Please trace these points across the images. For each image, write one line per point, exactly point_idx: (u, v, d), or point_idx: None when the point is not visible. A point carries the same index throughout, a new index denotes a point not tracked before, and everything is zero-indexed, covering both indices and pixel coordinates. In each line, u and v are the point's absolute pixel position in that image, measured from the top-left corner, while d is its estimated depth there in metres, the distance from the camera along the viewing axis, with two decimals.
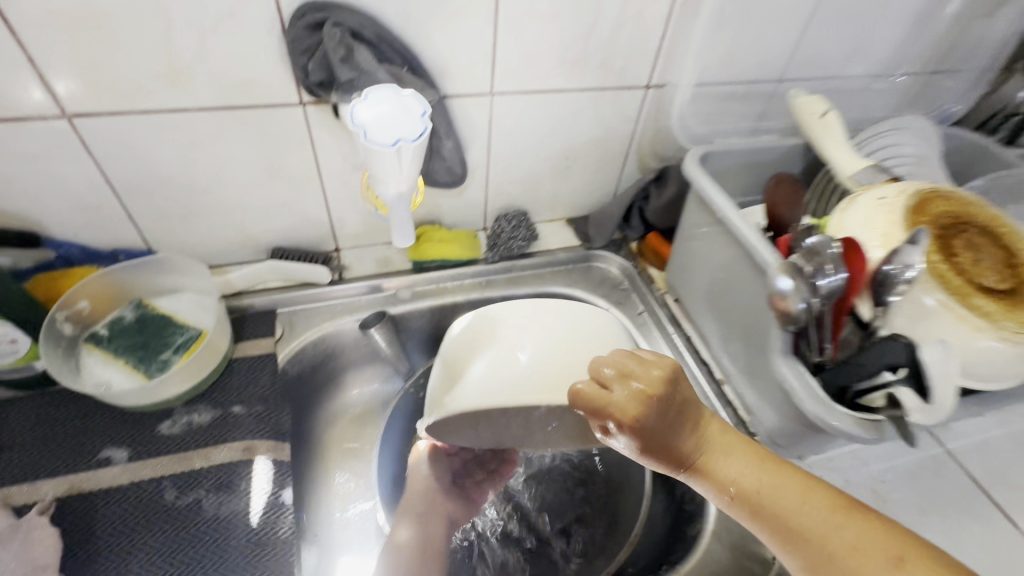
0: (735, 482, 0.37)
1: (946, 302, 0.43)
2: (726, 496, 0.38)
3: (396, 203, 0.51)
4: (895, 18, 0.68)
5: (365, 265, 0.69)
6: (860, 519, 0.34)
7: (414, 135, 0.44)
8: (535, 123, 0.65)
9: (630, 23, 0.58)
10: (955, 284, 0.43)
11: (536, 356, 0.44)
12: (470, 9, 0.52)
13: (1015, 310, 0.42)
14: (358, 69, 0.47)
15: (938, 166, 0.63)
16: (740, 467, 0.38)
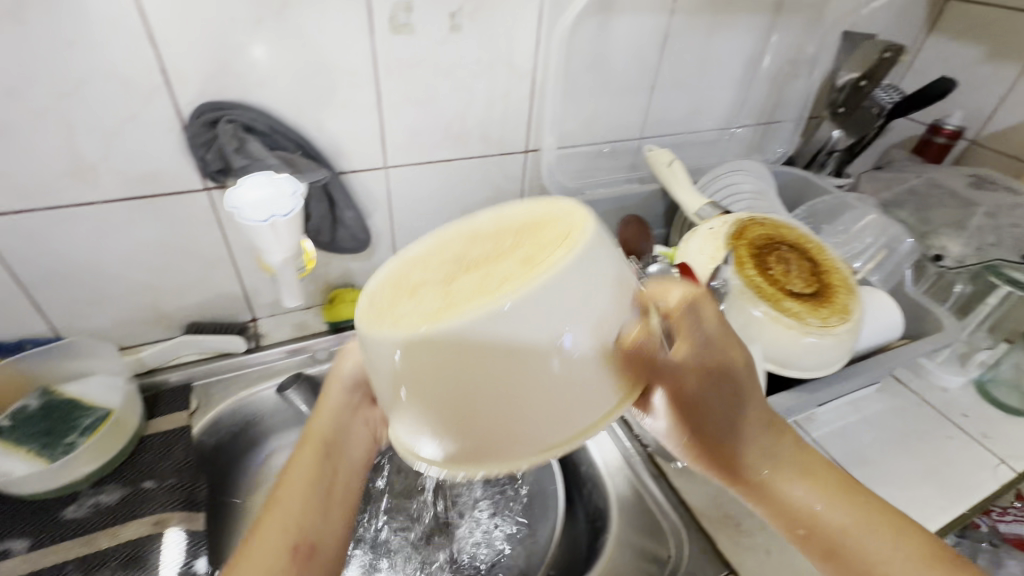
0: (808, 511, 0.38)
1: (767, 309, 0.52)
2: (801, 525, 0.39)
3: (283, 268, 0.59)
4: (721, 84, 0.83)
5: (282, 331, 0.73)
6: (948, 570, 0.35)
7: (283, 210, 0.53)
8: (431, 189, 0.73)
9: (499, 102, 0.69)
10: (766, 290, 0.53)
11: (532, 356, 0.28)
12: (355, 100, 0.60)
13: (818, 309, 0.52)
14: (250, 158, 0.54)
15: (771, 198, 0.75)
16: (811, 498, 0.38)
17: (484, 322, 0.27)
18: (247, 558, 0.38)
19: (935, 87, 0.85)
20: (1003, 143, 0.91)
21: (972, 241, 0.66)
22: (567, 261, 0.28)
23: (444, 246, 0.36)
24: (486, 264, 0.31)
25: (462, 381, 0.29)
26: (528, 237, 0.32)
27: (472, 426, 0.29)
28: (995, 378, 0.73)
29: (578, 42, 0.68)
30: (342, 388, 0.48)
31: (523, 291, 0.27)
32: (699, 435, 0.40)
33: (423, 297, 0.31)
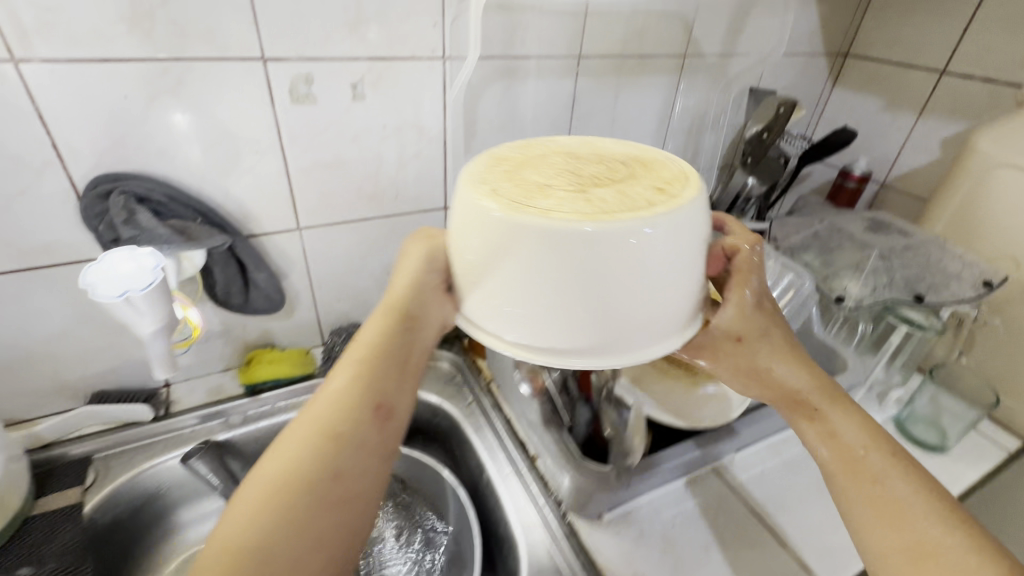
0: (854, 440, 0.47)
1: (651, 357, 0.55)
2: (832, 441, 0.47)
3: (152, 343, 0.57)
4: (634, 139, 0.88)
5: (196, 396, 0.71)
6: (951, 516, 0.42)
7: (132, 287, 0.52)
8: (351, 247, 0.74)
9: (413, 163, 0.71)
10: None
11: (638, 274, 0.37)
12: (261, 167, 0.62)
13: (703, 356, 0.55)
14: (139, 228, 0.54)
15: None
16: (855, 432, 0.47)
17: (633, 229, 0.35)
18: (316, 414, 0.41)
19: (837, 136, 0.91)
20: (908, 186, 0.96)
21: (868, 283, 0.69)
22: (697, 199, 0.39)
23: (545, 162, 0.43)
24: (620, 184, 0.40)
25: (572, 277, 0.36)
26: (644, 172, 0.42)
27: (555, 303, 0.37)
28: (910, 415, 0.74)
29: (486, 105, 0.71)
30: (436, 268, 0.45)
31: (670, 215, 0.36)
32: (738, 328, 0.49)
33: (547, 196, 0.37)
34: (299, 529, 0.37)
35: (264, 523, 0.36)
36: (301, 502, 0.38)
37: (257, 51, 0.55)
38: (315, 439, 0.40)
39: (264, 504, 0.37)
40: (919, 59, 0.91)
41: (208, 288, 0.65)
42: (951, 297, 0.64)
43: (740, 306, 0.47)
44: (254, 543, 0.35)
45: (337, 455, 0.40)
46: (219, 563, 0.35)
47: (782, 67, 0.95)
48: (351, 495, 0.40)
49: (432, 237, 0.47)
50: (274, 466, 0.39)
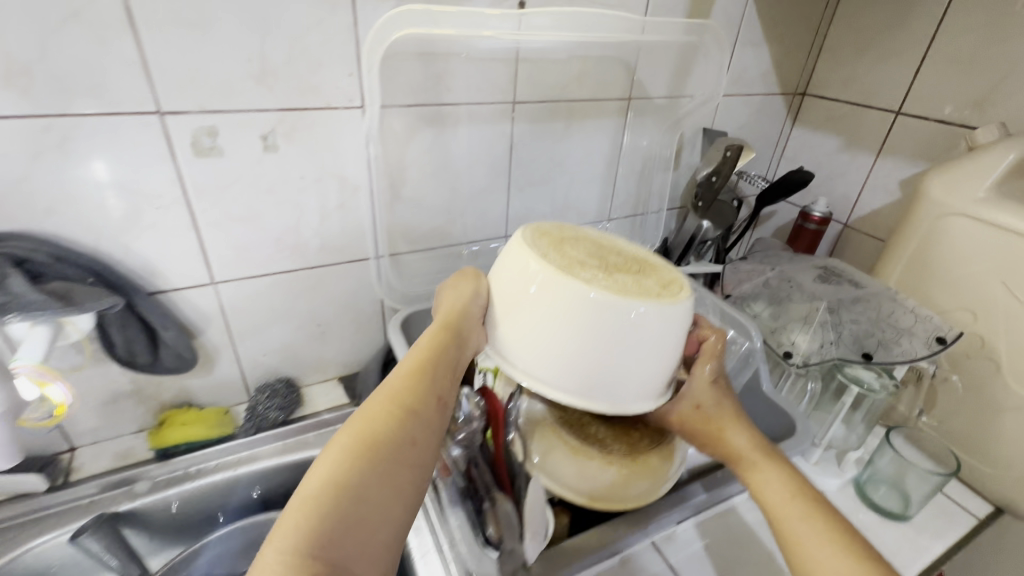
0: (781, 492, 0.45)
1: (569, 436, 0.48)
2: (766, 498, 0.45)
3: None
4: (581, 182, 0.86)
5: (101, 461, 0.66)
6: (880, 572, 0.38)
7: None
8: (274, 300, 0.71)
9: (338, 214, 0.68)
10: (574, 418, 0.50)
11: (639, 344, 0.44)
12: (165, 222, 0.59)
13: (624, 434, 0.50)
14: (10, 294, 0.50)
15: None
16: (780, 485, 0.45)
17: (635, 309, 0.43)
18: (394, 388, 0.45)
19: (794, 176, 0.88)
20: (870, 227, 0.93)
21: (817, 337, 0.65)
22: (688, 301, 0.46)
23: (578, 244, 0.50)
24: (633, 274, 0.47)
25: (581, 337, 0.44)
26: (652, 271, 0.49)
27: (567, 353, 0.45)
28: (870, 476, 0.68)
29: (414, 153, 0.68)
30: (482, 300, 0.52)
31: (667, 306, 0.44)
32: (699, 396, 0.50)
33: (580, 272, 0.45)
34: (381, 478, 0.40)
35: (355, 468, 0.39)
36: (385, 455, 0.41)
37: (151, 105, 0.53)
38: (389, 407, 0.43)
39: (352, 454, 0.40)
40: (873, 99, 0.89)
41: (109, 348, 0.60)
42: (904, 355, 0.60)
43: (702, 379, 0.50)
44: (350, 485, 0.38)
45: (413, 424, 0.43)
46: (318, 498, 0.37)
47: (736, 108, 0.93)
48: (420, 462, 0.43)
49: (479, 276, 0.54)
50: (358, 424, 0.42)
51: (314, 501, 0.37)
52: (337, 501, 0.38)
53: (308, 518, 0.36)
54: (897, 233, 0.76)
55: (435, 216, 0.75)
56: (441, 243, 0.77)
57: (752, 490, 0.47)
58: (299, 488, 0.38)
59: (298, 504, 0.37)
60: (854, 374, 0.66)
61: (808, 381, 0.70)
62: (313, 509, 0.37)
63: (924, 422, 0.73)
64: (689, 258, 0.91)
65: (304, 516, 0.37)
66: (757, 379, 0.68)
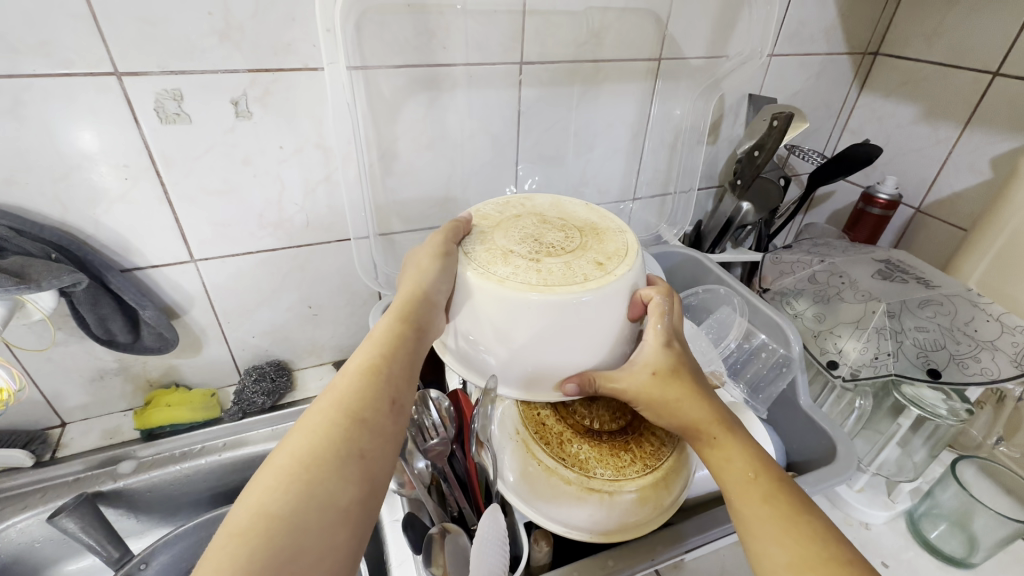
0: (743, 462, 0.38)
1: (541, 454, 0.42)
2: (726, 469, 0.38)
3: None
4: (601, 157, 0.76)
5: (88, 438, 0.65)
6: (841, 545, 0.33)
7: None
8: (261, 281, 0.66)
9: (322, 188, 0.63)
10: (553, 432, 0.44)
11: (588, 334, 0.42)
12: (134, 195, 0.55)
13: (612, 456, 0.43)
14: None
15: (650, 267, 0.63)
16: (742, 455, 0.38)
17: (570, 302, 0.39)
18: (339, 392, 0.36)
19: (860, 149, 0.75)
20: (949, 213, 0.78)
21: (871, 346, 0.54)
22: (629, 276, 0.42)
23: (516, 225, 0.47)
24: (569, 252, 0.43)
25: (518, 331, 0.41)
26: (595, 243, 0.45)
27: (519, 349, 0.42)
28: (927, 511, 0.57)
29: (406, 123, 0.62)
30: (448, 283, 0.44)
31: (603, 289, 0.40)
32: (654, 361, 0.42)
33: (507, 262, 0.42)
34: (326, 502, 0.31)
35: (290, 492, 0.30)
36: (330, 472, 0.32)
37: (107, 66, 0.48)
38: (332, 415, 0.34)
39: (287, 476, 0.31)
40: (964, 57, 0.73)
41: (85, 325, 0.58)
42: (983, 375, 0.49)
43: (653, 340, 0.42)
44: (283, 516, 0.29)
45: (363, 433, 0.34)
46: (242, 537, 0.28)
47: (790, 71, 0.80)
48: (375, 478, 0.34)
49: (441, 250, 0.44)
50: (295, 440, 0.33)
51: (238, 542, 0.28)
52: (267, 538, 0.28)
53: (232, 563, 0.27)
54: (982, 222, 0.63)
55: (431, 192, 0.68)
56: (440, 221, 0.70)
57: (706, 465, 0.40)
58: (225, 522, 0.29)
59: (219, 546, 0.28)
60: (916, 395, 0.54)
61: (856, 396, 0.60)
62: (236, 549, 0.28)
63: (1003, 452, 0.61)
64: (724, 244, 0.80)
65: (224, 561, 0.27)
66: (792, 391, 0.58)
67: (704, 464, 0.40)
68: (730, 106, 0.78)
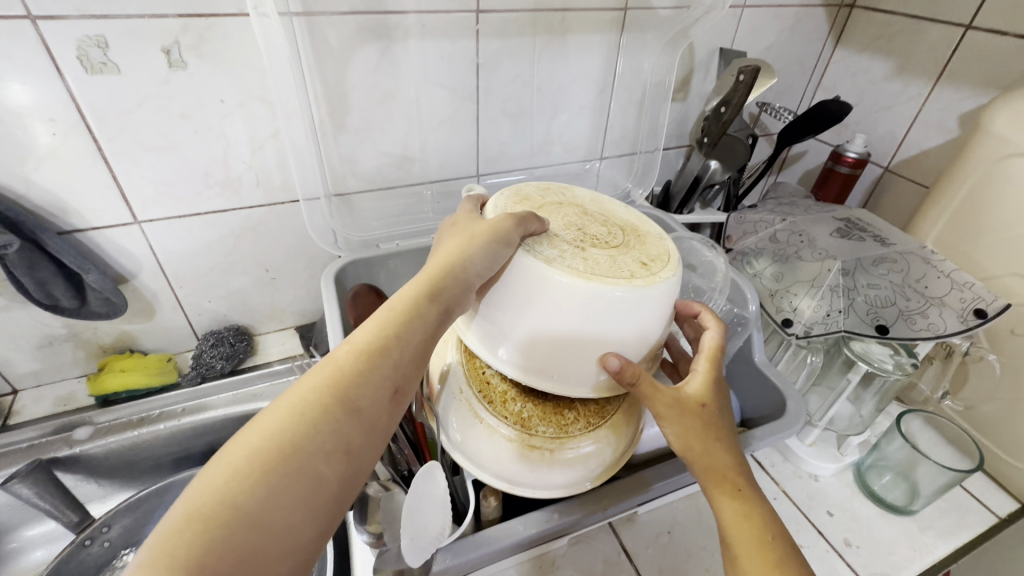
0: (754, 519, 0.37)
1: (487, 414, 0.42)
2: (735, 520, 0.37)
3: None
4: (567, 113, 0.74)
5: (41, 405, 0.64)
6: None
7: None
8: (212, 243, 0.64)
9: (271, 145, 0.60)
10: (496, 391, 0.43)
11: (620, 329, 0.40)
12: (65, 151, 0.52)
13: (557, 415, 0.42)
14: None
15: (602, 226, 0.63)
16: (757, 511, 0.37)
17: (613, 294, 0.38)
18: (338, 365, 0.31)
19: (829, 105, 0.73)
20: (915, 172, 0.78)
21: (824, 304, 0.55)
22: (672, 281, 0.42)
23: (558, 211, 0.46)
24: (613, 248, 0.42)
25: (549, 320, 0.39)
26: (638, 243, 0.44)
27: (541, 334, 0.39)
28: (874, 463, 0.59)
29: (357, 75, 0.59)
30: (490, 264, 0.38)
31: (648, 288, 0.39)
32: (703, 393, 0.40)
33: (558, 249, 0.40)
34: (299, 498, 0.27)
35: (263, 484, 0.26)
36: (308, 467, 0.27)
37: (18, 8, 0.44)
38: (327, 397, 0.30)
39: (263, 462, 0.26)
40: (940, 8, 0.71)
41: (25, 291, 0.55)
42: (929, 330, 0.50)
43: (707, 369, 0.42)
44: (246, 513, 0.25)
45: (356, 426, 0.30)
46: (199, 526, 0.24)
47: (763, 22, 0.77)
48: (355, 479, 0.29)
49: (496, 233, 0.38)
50: (278, 413, 0.29)
51: (191, 530, 0.24)
52: (225, 535, 0.24)
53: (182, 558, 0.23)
54: (942, 180, 0.63)
55: (389, 150, 0.66)
56: (400, 180, 0.69)
57: (717, 513, 0.38)
58: (177, 500, 0.24)
59: (168, 528, 0.24)
60: (864, 351, 0.55)
61: (808, 353, 0.60)
62: (190, 540, 0.23)
63: (948, 405, 0.63)
64: (691, 205, 0.80)
65: (171, 554, 0.23)
66: (749, 348, 0.59)
67: (713, 510, 0.38)
68: (700, 60, 0.76)
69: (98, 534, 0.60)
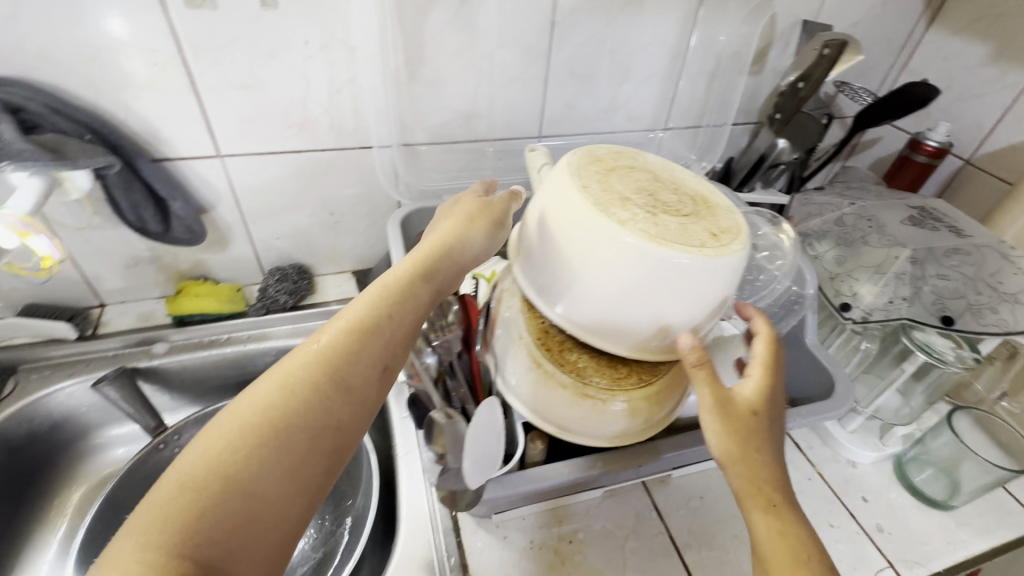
0: (795, 543, 0.36)
1: (544, 359, 0.44)
2: (773, 539, 0.37)
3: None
4: (636, 79, 0.73)
5: (124, 320, 0.70)
6: None
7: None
8: (283, 182, 0.67)
9: (346, 90, 0.62)
10: (555, 339, 0.44)
11: (680, 298, 0.40)
12: (162, 82, 0.55)
13: (610, 368, 0.44)
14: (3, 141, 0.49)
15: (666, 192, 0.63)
16: (800, 537, 0.37)
17: (680, 262, 0.38)
18: (330, 345, 0.35)
19: (915, 88, 0.70)
20: (1001, 167, 0.74)
21: (888, 291, 0.54)
22: (740, 254, 0.42)
23: (630, 175, 0.46)
24: (684, 216, 0.42)
25: (611, 281, 0.40)
26: (708, 214, 0.44)
27: (602, 293, 0.41)
28: (916, 456, 0.59)
29: (434, 25, 0.59)
30: (473, 244, 0.45)
31: (716, 259, 0.40)
32: (756, 401, 0.41)
33: (630, 211, 0.41)
34: (287, 466, 0.31)
35: (252, 457, 0.30)
36: (295, 440, 0.31)
37: None
38: (317, 374, 0.33)
39: (254, 435, 0.30)
40: None
41: (118, 212, 0.60)
42: (998, 326, 0.48)
43: (761, 378, 0.42)
44: (237, 479, 0.29)
45: (345, 401, 0.34)
46: (195, 489, 0.28)
47: None
48: (343, 450, 0.34)
49: (488, 221, 0.47)
50: (270, 387, 0.33)
51: (186, 495, 0.28)
52: (216, 500, 0.28)
53: (179, 519, 0.27)
54: None
55: (457, 104, 0.67)
56: (465, 136, 0.70)
57: (751, 530, 0.38)
58: (175, 468, 0.29)
59: (167, 494, 0.28)
60: (925, 340, 0.54)
61: (863, 339, 0.60)
62: (186, 502, 0.28)
63: (1002, 407, 0.63)
64: (753, 183, 0.78)
65: (167, 517, 0.27)
66: (801, 329, 0.58)
67: (748, 526, 0.38)
68: (780, 32, 0.73)
69: (172, 439, 0.67)
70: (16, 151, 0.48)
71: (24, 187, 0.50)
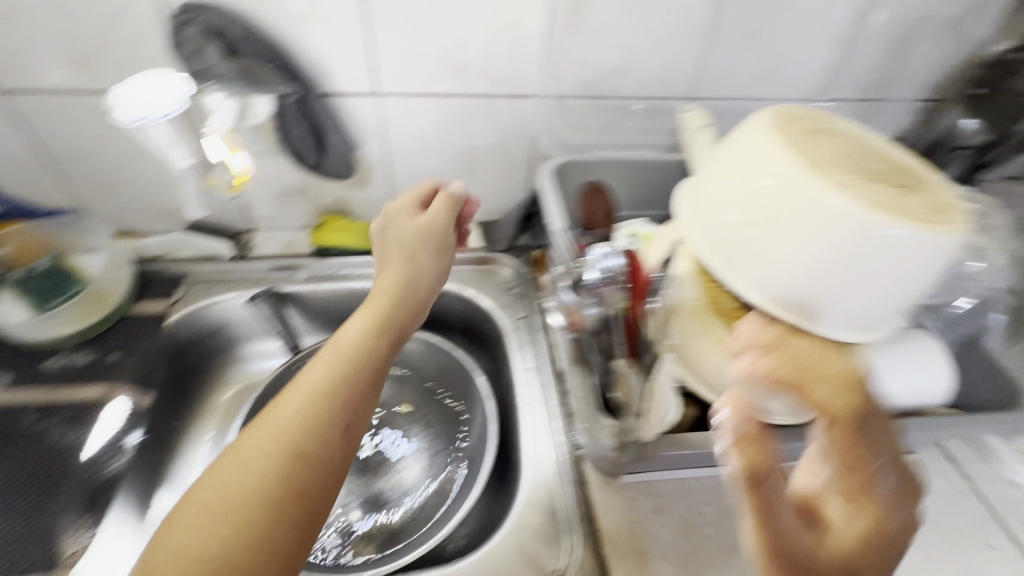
0: None
1: None
2: None
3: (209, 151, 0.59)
4: (809, 40, 0.66)
5: (271, 246, 0.74)
6: None
7: (167, 109, 0.53)
8: (429, 125, 0.68)
9: (506, 34, 0.61)
10: (726, 304, 0.45)
11: (878, 272, 0.38)
12: (338, 15, 0.57)
13: (787, 340, 0.42)
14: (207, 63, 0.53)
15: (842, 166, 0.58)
16: None
17: (889, 233, 0.36)
18: (285, 419, 0.38)
19: None
20: None
21: None
22: (961, 231, 0.38)
23: (834, 135, 0.43)
24: (896, 184, 0.39)
25: (801, 247, 0.39)
26: (923, 185, 0.40)
27: (788, 258, 0.40)
28: None
29: None
30: (423, 276, 0.48)
31: (933, 234, 0.37)
32: (842, 519, 0.34)
33: (835, 175, 0.39)
34: (258, 546, 0.33)
35: (229, 540, 0.33)
36: (255, 519, 0.34)
37: None
38: (285, 450, 0.36)
39: (218, 517, 0.33)
40: None
41: (284, 141, 0.64)
42: None
43: (835, 446, 0.36)
44: (206, 559, 0.32)
45: (313, 469, 0.36)
46: None
47: None
48: (318, 511, 0.36)
49: (434, 246, 0.50)
50: (228, 470, 0.35)
51: None
52: None
53: None
54: None
55: (612, 57, 0.64)
56: (613, 91, 0.67)
57: None
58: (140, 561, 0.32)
59: None
60: None
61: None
62: None
63: None
64: None
65: None
66: None
67: None
68: None
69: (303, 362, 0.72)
70: (221, 72, 0.53)
71: (219, 105, 0.55)
